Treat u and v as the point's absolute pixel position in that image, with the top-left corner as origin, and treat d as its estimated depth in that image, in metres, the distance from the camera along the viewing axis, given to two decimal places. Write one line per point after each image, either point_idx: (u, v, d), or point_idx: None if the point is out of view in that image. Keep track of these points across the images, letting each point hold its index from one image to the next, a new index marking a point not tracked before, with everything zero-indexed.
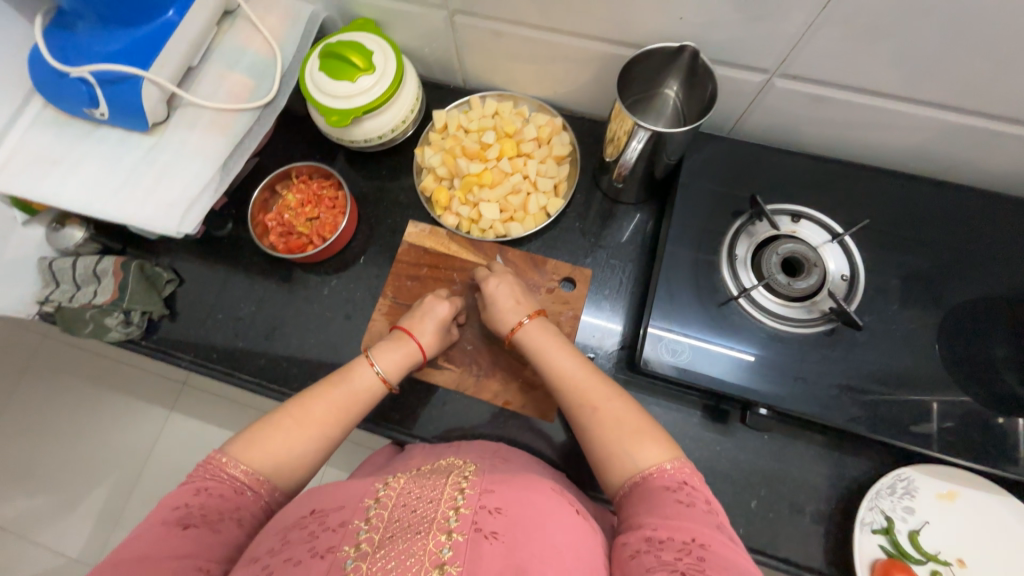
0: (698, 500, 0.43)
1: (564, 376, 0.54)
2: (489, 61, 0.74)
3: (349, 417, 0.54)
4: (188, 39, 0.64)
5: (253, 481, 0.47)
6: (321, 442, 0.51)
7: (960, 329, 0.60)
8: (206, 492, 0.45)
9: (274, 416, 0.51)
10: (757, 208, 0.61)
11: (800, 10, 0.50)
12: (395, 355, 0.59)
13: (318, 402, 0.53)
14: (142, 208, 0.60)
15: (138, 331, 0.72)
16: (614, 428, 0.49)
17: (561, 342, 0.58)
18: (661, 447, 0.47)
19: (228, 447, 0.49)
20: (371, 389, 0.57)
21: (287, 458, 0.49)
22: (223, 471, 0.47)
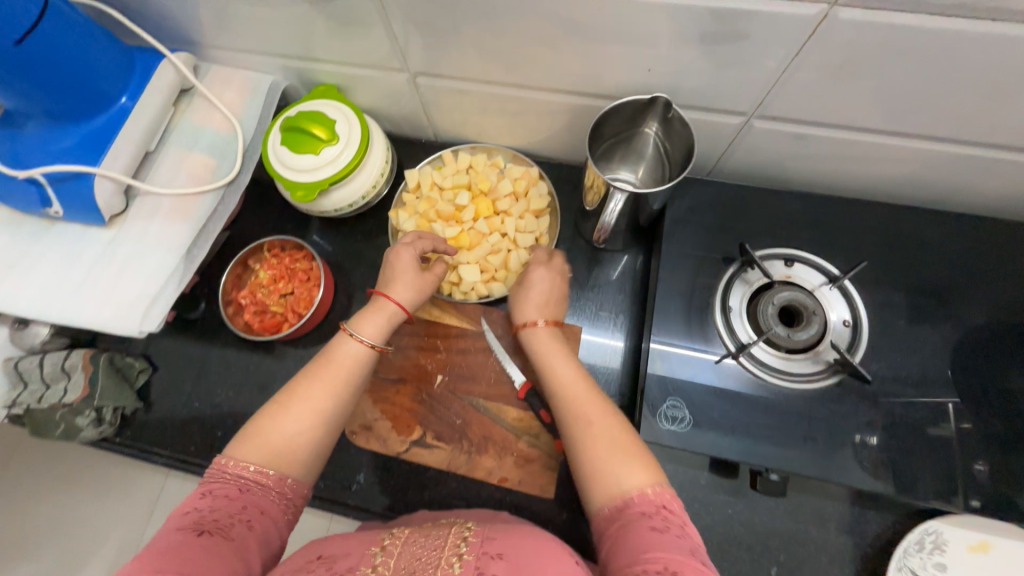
0: (674, 526, 0.38)
1: (559, 384, 0.50)
2: (457, 117, 0.71)
3: (345, 390, 0.49)
4: (142, 126, 0.62)
5: (259, 476, 0.43)
6: (321, 418, 0.47)
7: (969, 367, 0.57)
8: (213, 496, 0.41)
9: (267, 406, 0.47)
10: (747, 255, 0.59)
11: (773, 57, 0.48)
12: (378, 319, 0.54)
13: (309, 380, 0.48)
14: (104, 309, 0.57)
15: (110, 428, 0.69)
16: (604, 445, 0.44)
17: (562, 348, 0.55)
18: (648, 471, 0.42)
19: (228, 447, 0.45)
20: (359, 361, 0.51)
21: (289, 445, 0.45)
22: (226, 472, 0.43)
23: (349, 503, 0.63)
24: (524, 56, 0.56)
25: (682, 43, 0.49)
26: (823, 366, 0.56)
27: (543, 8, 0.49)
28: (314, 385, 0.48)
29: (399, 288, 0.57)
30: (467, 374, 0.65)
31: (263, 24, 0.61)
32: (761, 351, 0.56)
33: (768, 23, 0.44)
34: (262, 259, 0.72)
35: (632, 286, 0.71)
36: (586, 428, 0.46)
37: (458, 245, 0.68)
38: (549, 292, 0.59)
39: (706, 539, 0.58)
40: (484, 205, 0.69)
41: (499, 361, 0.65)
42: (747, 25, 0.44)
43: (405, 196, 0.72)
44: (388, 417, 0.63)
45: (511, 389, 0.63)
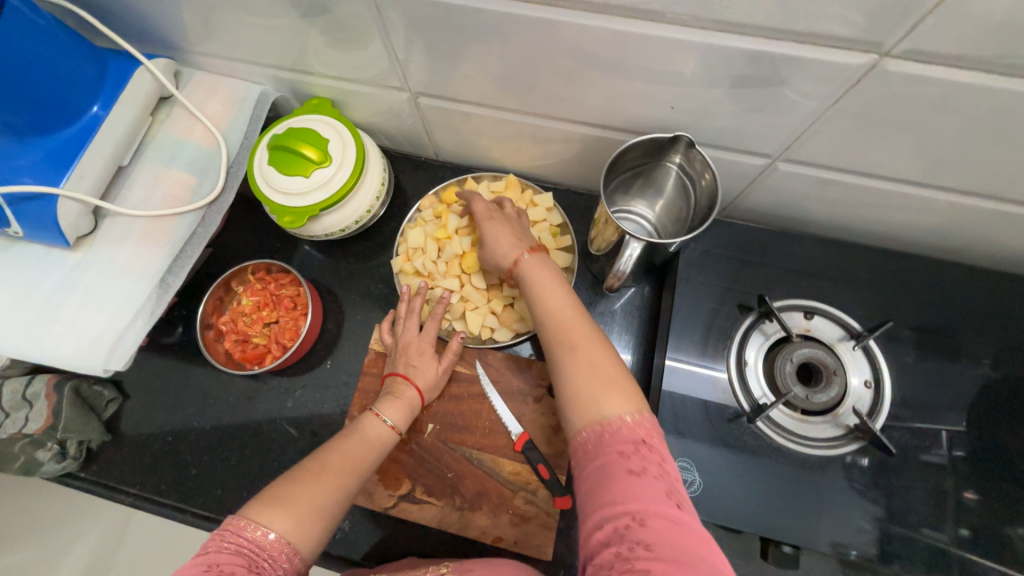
0: (652, 464, 0.37)
1: (551, 313, 0.48)
2: (460, 138, 0.67)
3: (368, 467, 0.50)
4: (115, 140, 0.56)
5: (276, 545, 0.40)
6: (342, 495, 0.46)
7: (995, 432, 0.54)
8: (218, 568, 0.37)
9: (294, 472, 0.46)
10: (766, 307, 0.55)
11: (807, 103, 0.44)
12: (401, 404, 0.56)
13: (333, 453, 0.49)
14: (65, 345, 0.52)
15: (75, 463, 0.64)
16: (589, 374, 0.43)
17: (558, 275, 0.51)
18: (630, 398, 0.41)
19: (245, 508, 0.42)
20: (382, 442, 0.53)
21: (314, 516, 0.43)
22: (239, 535, 0.39)
23: (332, 554, 0.58)
24: (535, 84, 0.52)
25: (709, 84, 0.45)
26: (842, 429, 0.52)
27: (559, 38, 0.44)
28: (342, 458, 0.49)
29: (418, 373, 0.59)
30: (460, 422, 0.61)
31: (252, 34, 0.56)
32: (777, 411, 0.53)
33: (807, 69, 0.40)
34: (246, 283, 0.67)
35: (640, 325, 0.67)
36: (572, 357, 0.44)
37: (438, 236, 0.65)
38: (523, 235, 0.56)
39: None
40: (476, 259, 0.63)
41: (494, 410, 0.61)
42: (784, 71, 0.41)
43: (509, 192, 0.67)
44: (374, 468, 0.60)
45: (507, 440, 0.60)
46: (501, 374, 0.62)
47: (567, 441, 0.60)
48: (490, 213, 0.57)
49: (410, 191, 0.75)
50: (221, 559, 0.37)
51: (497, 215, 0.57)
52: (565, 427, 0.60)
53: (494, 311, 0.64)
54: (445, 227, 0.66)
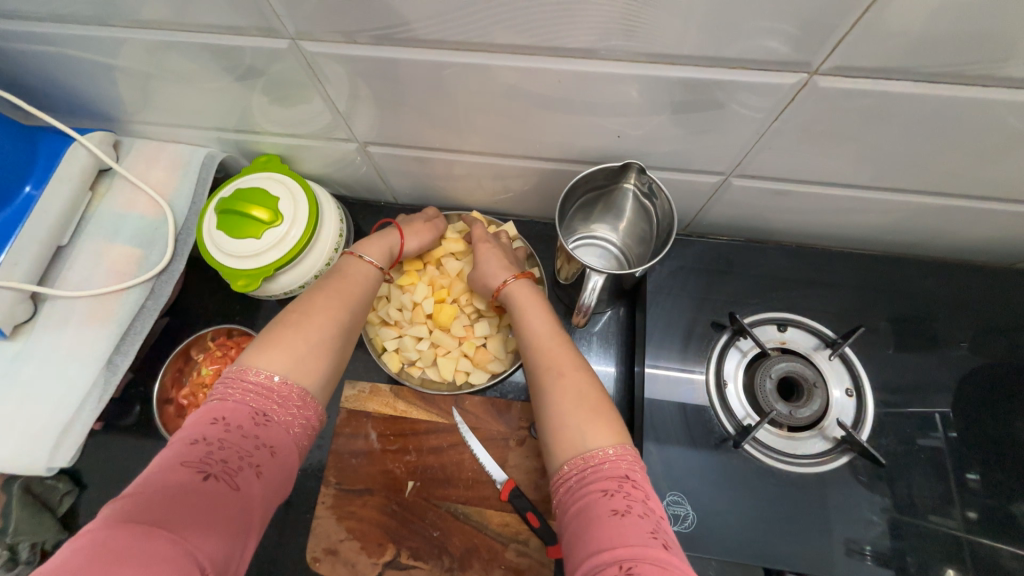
0: (636, 503, 0.35)
1: (536, 344, 0.47)
2: (415, 180, 0.66)
3: (354, 302, 0.49)
4: (51, 218, 0.54)
5: (281, 387, 0.40)
6: (337, 328, 0.45)
7: (981, 426, 0.53)
8: (223, 423, 0.36)
9: (280, 318, 0.44)
10: (738, 323, 0.55)
11: (748, 123, 0.44)
12: (382, 244, 0.56)
13: (319, 294, 0.47)
14: (2, 444, 0.49)
15: (28, 570, 0.57)
16: (574, 403, 0.41)
17: (546, 307, 0.50)
18: (614, 430, 0.39)
19: (240, 357, 0.41)
20: (367, 276, 0.52)
21: (309, 353, 0.42)
22: (242, 381, 0.39)
23: None
24: (481, 125, 0.51)
25: (651, 112, 0.45)
26: (830, 443, 0.51)
27: (497, 80, 0.44)
28: (330, 297, 0.47)
29: (413, 234, 0.60)
30: (442, 475, 0.58)
31: (189, 99, 0.54)
32: (762, 430, 0.52)
33: (744, 91, 0.40)
34: (205, 350, 0.65)
35: (618, 350, 0.66)
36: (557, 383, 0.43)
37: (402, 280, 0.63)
38: (507, 259, 0.57)
39: None
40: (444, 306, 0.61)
41: (475, 459, 0.58)
42: (721, 94, 0.41)
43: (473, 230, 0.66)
44: (355, 536, 0.56)
45: (493, 490, 0.57)
46: (480, 420, 0.60)
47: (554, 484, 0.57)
48: (487, 238, 0.59)
49: None
50: (223, 411, 0.37)
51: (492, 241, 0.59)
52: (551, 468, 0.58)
53: (466, 354, 0.62)
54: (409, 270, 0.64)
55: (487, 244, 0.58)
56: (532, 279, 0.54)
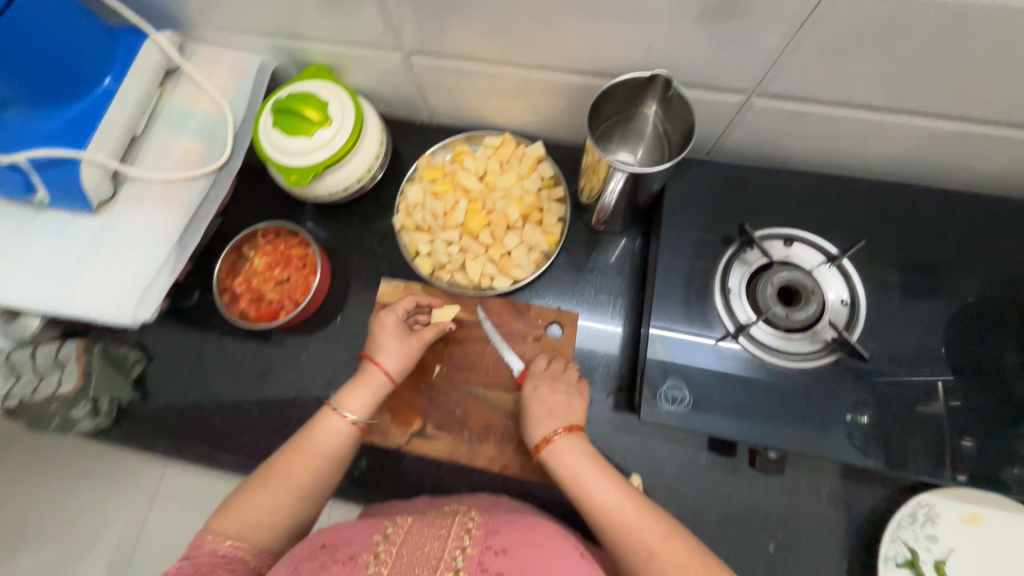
0: None
1: (607, 508, 0.47)
2: (452, 96, 0.70)
3: (320, 466, 0.51)
4: (128, 108, 0.60)
5: (235, 550, 0.45)
6: (296, 493, 0.49)
7: (970, 341, 0.57)
8: (192, 562, 0.43)
9: (245, 480, 0.50)
10: (747, 235, 0.59)
11: (774, 30, 0.47)
12: (363, 394, 0.56)
13: (281, 459, 0.51)
14: (94, 298, 0.56)
15: (107, 420, 0.68)
16: (675, 573, 0.42)
17: (599, 466, 0.50)
18: (718, 575, 0.42)
19: (207, 523, 0.46)
20: (338, 436, 0.53)
21: (266, 525, 0.47)
22: (199, 551, 0.44)
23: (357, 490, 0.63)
24: (521, 33, 0.55)
25: (681, 19, 0.48)
26: (822, 344, 0.56)
27: None
28: (291, 462, 0.50)
29: (388, 356, 0.58)
30: (466, 363, 0.65)
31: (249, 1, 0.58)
32: (760, 331, 0.57)
33: None
34: (256, 247, 0.71)
35: (630, 274, 0.70)
36: (649, 560, 0.44)
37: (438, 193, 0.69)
38: (557, 395, 0.58)
39: (705, 516, 0.59)
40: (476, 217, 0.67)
41: (496, 350, 0.65)
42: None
43: (508, 153, 0.71)
44: (387, 409, 0.64)
45: (510, 377, 0.64)
46: (501, 318, 0.66)
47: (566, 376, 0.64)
48: (537, 377, 0.60)
49: (406, 154, 0.78)
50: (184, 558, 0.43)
51: (541, 378, 0.60)
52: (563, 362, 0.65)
53: (493, 260, 0.67)
54: (445, 184, 0.69)
55: (536, 382, 0.59)
56: (583, 433, 0.55)
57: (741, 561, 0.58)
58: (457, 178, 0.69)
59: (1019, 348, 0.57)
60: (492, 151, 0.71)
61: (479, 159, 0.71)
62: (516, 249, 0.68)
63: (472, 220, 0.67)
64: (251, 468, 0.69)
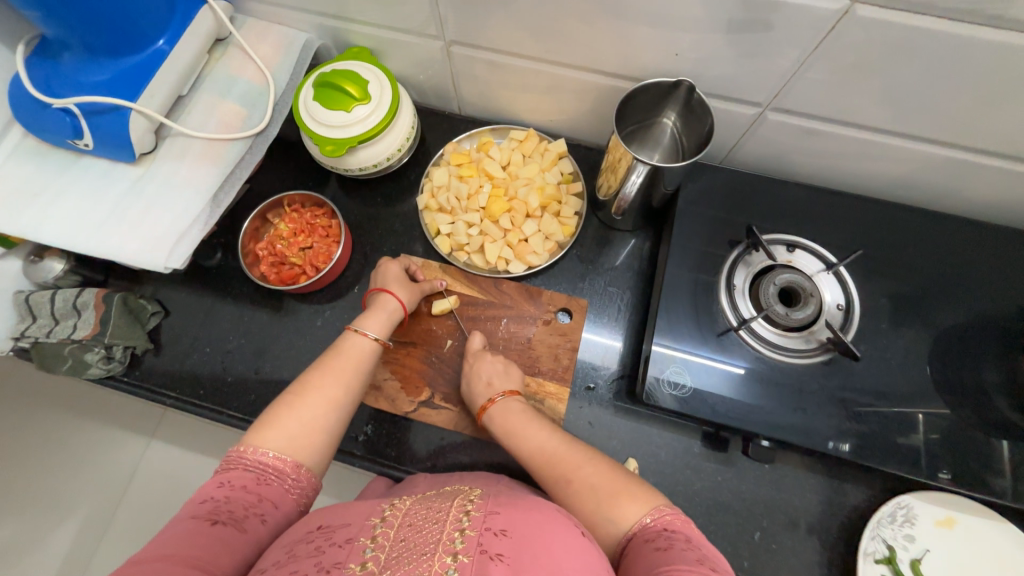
0: (679, 541, 0.40)
1: (536, 452, 0.52)
2: (484, 88, 0.74)
3: (350, 377, 0.55)
4: (179, 68, 0.63)
5: (278, 461, 0.47)
6: (330, 404, 0.51)
7: (953, 352, 0.61)
8: (229, 486, 0.45)
9: (283, 396, 0.51)
10: (754, 238, 0.63)
11: (791, 48, 0.51)
12: (380, 317, 0.61)
13: (315, 373, 0.54)
14: (128, 243, 0.59)
15: (120, 366, 0.69)
16: (591, 496, 0.46)
17: (531, 416, 0.56)
18: (637, 502, 0.45)
19: (245, 436, 0.48)
20: (366, 352, 0.57)
21: (306, 429, 0.49)
22: (241, 459, 0.46)
23: (360, 455, 0.64)
24: (559, 32, 0.59)
25: (709, 29, 0.52)
26: (816, 343, 0.60)
27: None
28: (325, 376, 0.53)
29: (399, 288, 0.65)
30: None
31: None
32: (760, 326, 0.61)
33: (792, 14, 0.47)
34: (282, 215, 0.74)
35: (639, 272, 0.73)
36: (569, 488, 0.47)
37: (463, 176, 0.73)
38: (500, 369, 0.61)
39: (695, 502, 0.62)
40: (499, 202, 0.70)
41: (506, 329, 0.68)
42: (772, 15, 0.48)
43: (530, 146, 0.74)
44: (398, 377, 0.66)
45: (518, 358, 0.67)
46: (514, 300, 0.70)
47: (572, 359, 0.67)
48: (481, 350, 0.63)
49: (433, 141, 0.82)
50: (229, 475, 0.45)
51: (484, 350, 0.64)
52: (569, 346, 0.68)
53: (510, 245, 0.71)
54: (471, 168, 0.73)
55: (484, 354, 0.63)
56: (519, 395, 0.59)
57: (727, 546, 0.60)
58: (483, 165, 0.73)
59: (996, 364, 0.60)
60: (516, 144, 0.75)
61: (503, 150, 0.74)
62: (532, 236, 0.71)
63: (492, 205, 0.70)
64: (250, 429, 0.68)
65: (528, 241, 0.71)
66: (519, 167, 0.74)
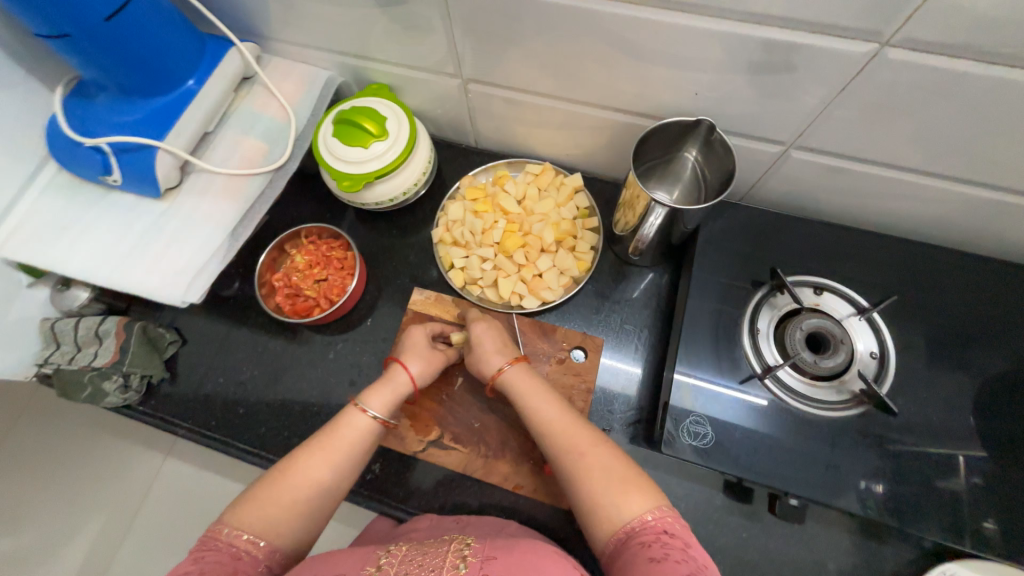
0: (674, 550, 0.39)
1: (543, 421, 0.51)
2: (500, 123, 0.74)
3: (342, 459, 0.51)
4: (206, 106, 0.65)
5: (251, 544, 0.45)
6: (313, 486, 0.49)
7: (1002, 408, 0.56)
8: (202, 562, 0.43)
9: (266, 474, 0.49)
10: (778, 280, 0.60)
11: (815, 89, 0.50)
12: (384, 394, 0.56)
13: (306, 450, 0.51)
14: (149, 277, 0.60)
15: (136, 395, 0.70)
16: (602, 477, 0.45)
17: (543, 385, 0.54)
18: (646, 496, 0.43)
19: (222, 514, 0.47)
20: (363, 431, 0.53)
21: (285, 514, 0.47)
22: (217, 538, 0.44)
23: (365, 493, 0.63)
24: (576, 71, 0.59)
25: (729, 70, 0.51)
26: (848, 396, 0.57)
27: (599, 27, 0.51)
28: (313, 453, 0.50)
29: (414, 361, 0.61)
30: None
31: (327, 22, 0.64)
32: (786, 375, 0.57)
33: (815, 58, 0.46)
34: (299, 245, 0.74)
35: (657, 307, 0.71)
36: (580, 463, 0.46)
37: (478, 210, 0.72)
38: (500, 338, 0.61)
39: (716, 560, 0.58)
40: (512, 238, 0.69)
41: None
42: (794, 58, 0.47)
43: (545, 179, 0.74)
44: (407, 415, 0.64)
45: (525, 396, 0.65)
46: (528, 337, 0.68)
47: (586, 401, 0.65)
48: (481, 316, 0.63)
49: (449, 173, 0.82)
50: (203, 553, 0.44)
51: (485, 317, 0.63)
52: (584, 386, 0.65)
53: (524, 279, 0.70)
54: (485, 203, 0.73)
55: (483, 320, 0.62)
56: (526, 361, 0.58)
57: None
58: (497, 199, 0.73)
59: None
60: (531, 178, 0.75)
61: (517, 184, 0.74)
62: (546, 270, 0.70)
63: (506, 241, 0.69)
64: (260, 462, 0.68)
65: (542, 276, 0.70)
66: (534, 201, 0.73)
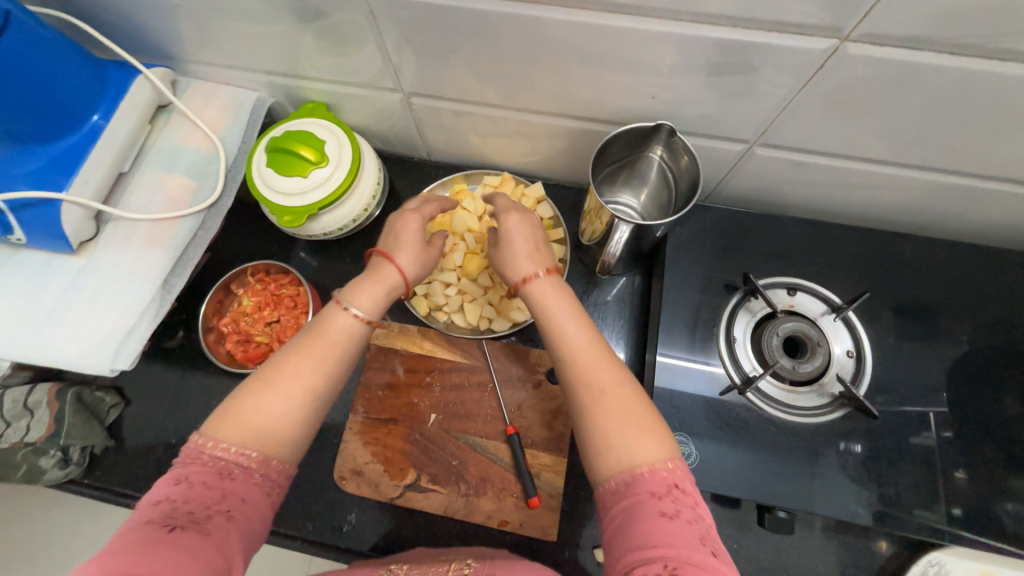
0: (686, 508, 0.36)
1: (569, 345, 0.44)
2: (451, 135, 0.69)
3: (337, 367, 0.44)
4: (117, 145, 0.58)
5: (242, 456, 0.39)
6: (304, 409, 0.41)
7: (977, 394, 0.56)
8: (187, 482, 0.37)
9: (248, 382, 0.41)
10: (751, 285, 0.58)
11: (778, 87, 0.47)
12: (376, 292, 0.47)
13: (294, 357, 0.43)
14: (70, 346, 0.54)
15: (78, 469, 0.64)
16: (623, 421, 0.40)
17: (574, 304, 0.47)
18: (662, 444, 0.39)
19: (206, 423, 0.40)
20: (351, 335, 0.45)
21: (273, 428, 0.40)
22: (200, 452, 0.38)
23: (342, 547, 0.59)
24: (525, 80, 0.54)
25: (687, 72, 0.48)
26: (828, 398, 0.56)
27: (544, 34, 0.47)
28: (305, 364, 0.42)
29: (405, 256, 0.50)
30: (462, 411, 0.63)
31: (245, 40, 0.57)
32: (766, 383, 0.56)
33: (775, 56, 0.43)
34: (245, 285, 0.68)
35: (631, 318, 0.68)
36: (603, 404, 0.41)
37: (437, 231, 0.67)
38: (529, 232, 0.51)
39: None
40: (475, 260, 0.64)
41: (494, 398, 0.63)
42: (753, 57, 0.44)
43: (505, 191, 0.70)
44: (380, 459, 0.61)
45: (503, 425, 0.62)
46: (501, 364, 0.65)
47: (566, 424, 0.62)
48: (510, 205, 0.52)
49: (403, 190, 0.77)
50: (187, 471, 0.38)
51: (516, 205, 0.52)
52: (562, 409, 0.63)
53: (491, 302, 0.66)
54: (444, 223, 0.68)
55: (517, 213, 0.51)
56: (560, 273, 0.49)
57: None
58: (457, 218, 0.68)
59: (1018, 400, 0.56)
60: (491, 191, 0.71)
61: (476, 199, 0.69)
62: None
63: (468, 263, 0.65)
64: None
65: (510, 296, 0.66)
66: None
